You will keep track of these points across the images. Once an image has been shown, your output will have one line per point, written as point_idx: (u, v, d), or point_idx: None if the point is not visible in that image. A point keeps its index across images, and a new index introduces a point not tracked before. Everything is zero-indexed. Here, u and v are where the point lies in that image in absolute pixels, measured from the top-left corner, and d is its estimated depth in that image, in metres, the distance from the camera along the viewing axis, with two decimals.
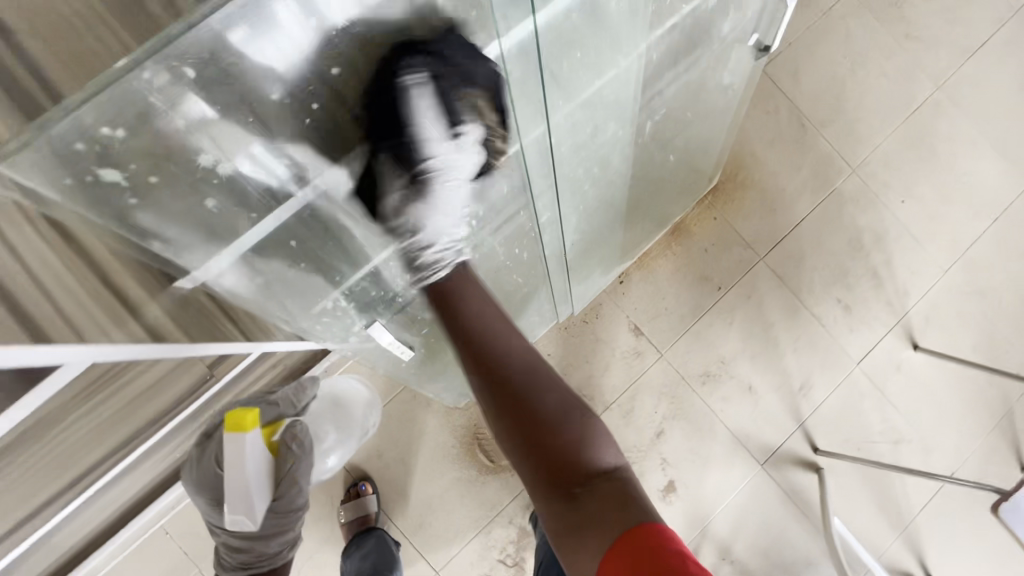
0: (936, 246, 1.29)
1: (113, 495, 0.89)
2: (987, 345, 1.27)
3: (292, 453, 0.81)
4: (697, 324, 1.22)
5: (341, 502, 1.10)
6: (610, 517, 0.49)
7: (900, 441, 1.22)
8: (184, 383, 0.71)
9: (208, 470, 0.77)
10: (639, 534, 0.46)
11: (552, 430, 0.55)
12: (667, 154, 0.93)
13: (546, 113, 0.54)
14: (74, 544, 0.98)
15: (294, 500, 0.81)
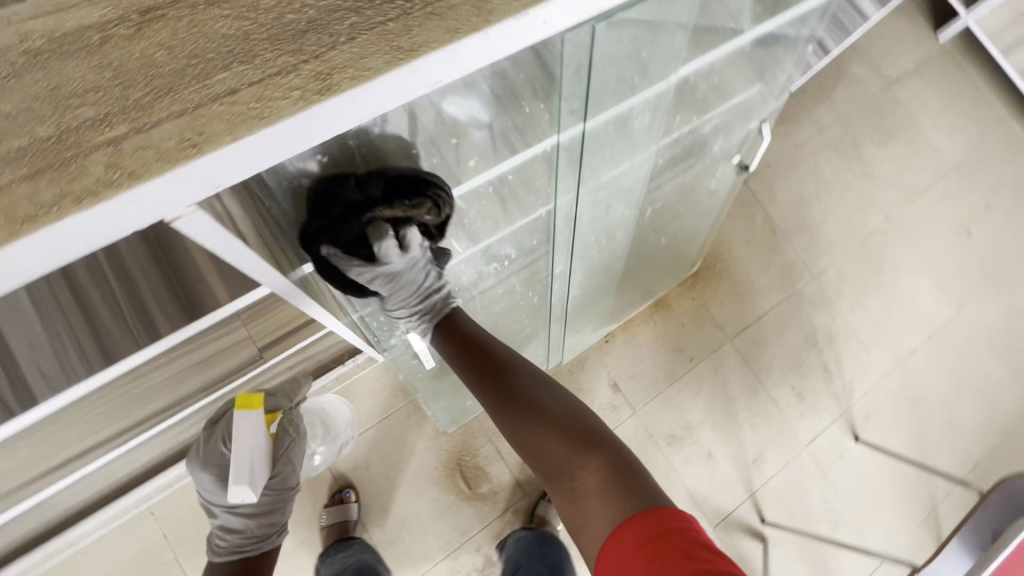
0: (879, 353, 1.49)
1: (127, 462, 0.97)
2: (917, 446, 1.43)
3: (289, 434, 0.87)
4: (669, 389, 1.36)
5: (323, 507, 1.17)
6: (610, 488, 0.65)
7: (838, 523, 1.34)
8: (238, 358, 0.83)
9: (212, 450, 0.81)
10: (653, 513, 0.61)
11: (558, 433, 0.71)
12: (660, 237, 1.12)
13: (577, 186, 0.73)
14: (67, 508, 1.02)
15: (288, 480, 0.87)
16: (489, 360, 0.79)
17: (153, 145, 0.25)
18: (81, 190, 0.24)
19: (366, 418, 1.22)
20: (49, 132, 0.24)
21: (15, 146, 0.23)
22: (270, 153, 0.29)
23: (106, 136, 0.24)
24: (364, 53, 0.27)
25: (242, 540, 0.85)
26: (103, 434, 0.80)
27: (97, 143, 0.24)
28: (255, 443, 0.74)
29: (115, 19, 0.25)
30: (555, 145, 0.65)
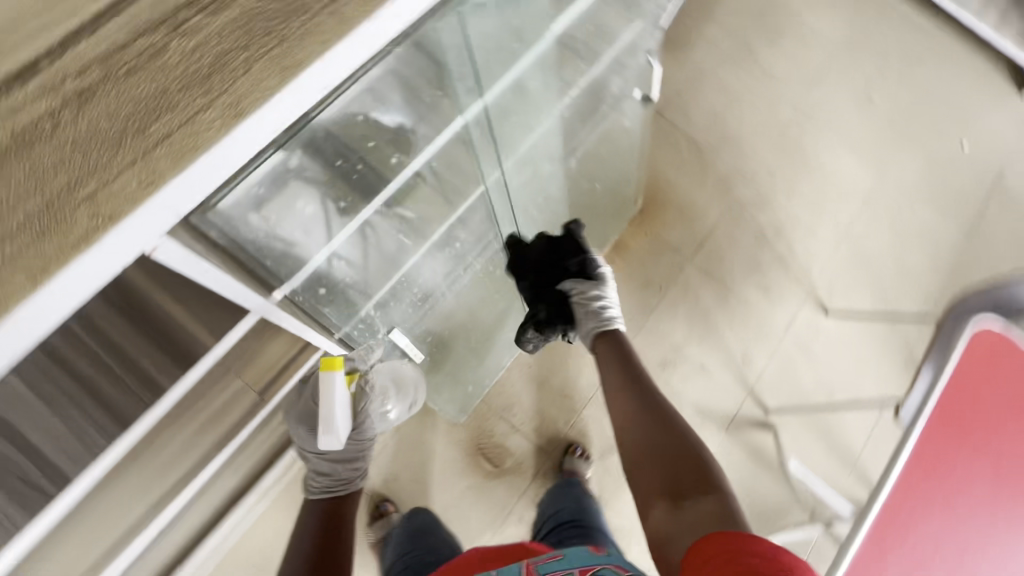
0: (825, 231, 1.60)
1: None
2: (881, 302, 1.55)
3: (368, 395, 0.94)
4: (649, 322, 1.45)
5: (368, 526, 1.22)
6: (700, 490, 0.66)
7: (833, 391, 1.45)
8: (241, 407, 0.91)
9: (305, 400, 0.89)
10: (728, 534, 0.55)
11: (662, 423, 0.76)
12: (595, 183, 1.18)
13: (499, 162, 0.79)
14: None
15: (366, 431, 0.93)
16: (618, 356, 0.87)
17: (119, 193, 0.32)
18: (77, 239, 0.32)
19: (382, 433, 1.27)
20: (34, 203, 0.30)
21: (11, 222, 0.30)
22: (200, 177, 0.37)
23: (82, 195, 0.31)
24: (247, 89, 0.35)
25: (333, 483, 0.89)
26: (134, 510, 0.85)
27: (78, 201, 0.31)
28: (336, 399, 0.85)
29: (43, 88, 0.30)
30: (464, 126, 0.72)
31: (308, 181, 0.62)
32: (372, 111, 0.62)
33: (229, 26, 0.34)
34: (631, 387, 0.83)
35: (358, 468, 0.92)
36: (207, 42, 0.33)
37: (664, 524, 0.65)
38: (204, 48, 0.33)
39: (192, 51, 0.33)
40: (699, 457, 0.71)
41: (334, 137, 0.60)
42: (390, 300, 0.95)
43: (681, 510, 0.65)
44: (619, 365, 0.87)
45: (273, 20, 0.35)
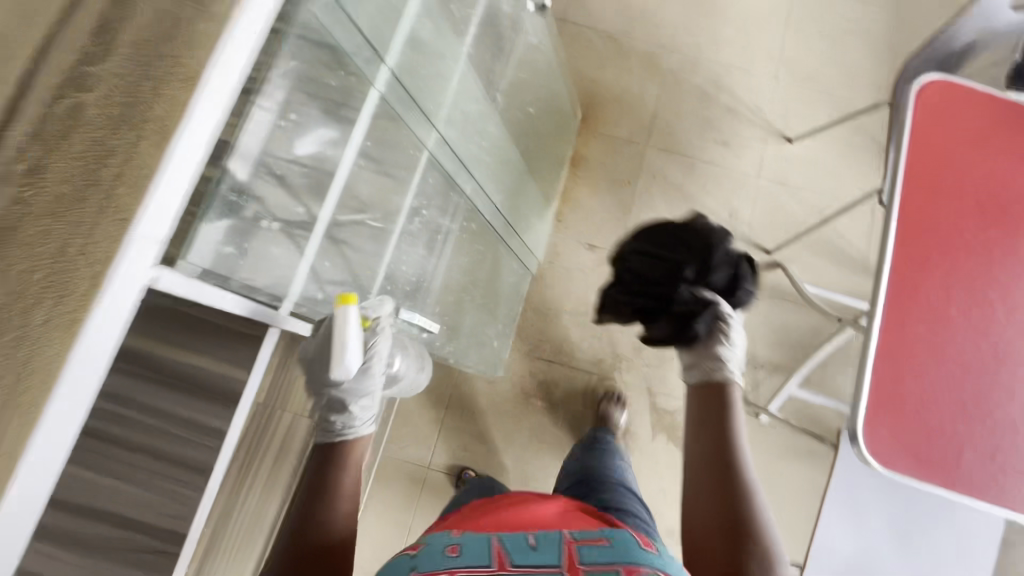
0: (760, 65, 1.60)
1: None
2: (836, 110, 1.57)
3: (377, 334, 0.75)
4: (632, 217, 1.47)
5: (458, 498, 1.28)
6: None
7: (822, 210, 1.49)
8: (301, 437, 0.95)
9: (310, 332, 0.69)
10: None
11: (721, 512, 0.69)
12: (528, 108, 1.18)
13: (429, 119, 0.81)
14: None
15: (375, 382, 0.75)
16: (720, 453, 0.74)
17: (105, 238, 0.28)
18: (79, 300, 0.27)
19: (435, 415, 1.33)
20: (38, 277, 0.27)
21: (31, 310, 0.27)
22: (160, 230, 0.30)
23: (77, 254, 0.27)
24: (157, 117, 0.29)
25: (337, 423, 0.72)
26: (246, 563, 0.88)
27: (76, 261, 0.27)
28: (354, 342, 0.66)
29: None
30: (382, 96, 0.71)
31: (260, 211, 0.57)
32: (292, 104, 0.56)
33: (139, 40, 0.30)
34: (720, 472, 0.72)
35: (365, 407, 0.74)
36: (125, 59, 0.30)
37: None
38: (126, 66, 0.30)
39: (117, 74, 0.29)
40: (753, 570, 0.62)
41: (264, 155, 0.55)
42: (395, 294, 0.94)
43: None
44: (714, 445, 0.76)
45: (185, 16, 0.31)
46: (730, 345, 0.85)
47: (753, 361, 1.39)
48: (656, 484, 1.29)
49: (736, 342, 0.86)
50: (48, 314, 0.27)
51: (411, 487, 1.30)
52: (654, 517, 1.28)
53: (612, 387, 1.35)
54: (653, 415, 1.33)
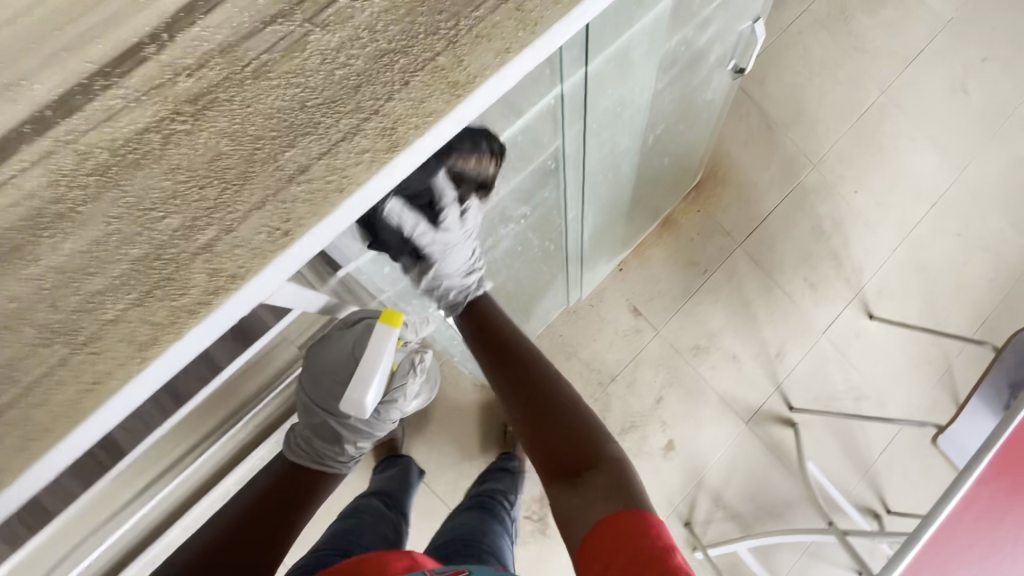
0: (886, 231, 1.50)
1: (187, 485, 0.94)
2: (928, 313, 1.49)
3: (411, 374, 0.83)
4: (687, 304, 1.39)
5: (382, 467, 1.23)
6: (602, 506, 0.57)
7: (861, 396, 1.43)
8: (280, 359, 0.84)
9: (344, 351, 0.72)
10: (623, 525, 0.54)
11: (562, 424, 0.69)
12: (663, 158, 1.08)
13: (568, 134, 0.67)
14: None
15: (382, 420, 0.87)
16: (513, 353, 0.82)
17: (247, 241, 0.28)
18: (192, 304, 0.28)
19: None
20: (132, 255, 0.27)
21: (116, 270, 0.27)
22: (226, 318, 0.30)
23: (200, 244, 0.28)
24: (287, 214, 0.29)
25: (325, 454, 0.88)
26: (171, 455, 0.77)
27: (193, 253, 0.28)
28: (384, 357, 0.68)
29: (78, 91, 0.27)
30: (558, 99, 0.59)
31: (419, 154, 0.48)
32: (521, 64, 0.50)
33: (380, 64, 0.29)
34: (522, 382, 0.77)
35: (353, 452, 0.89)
36: (317, 54, 0.28)
37: (554, 501, 0.62)
38: (303, 69, 0.28)
39: (325, 47, 0.28)
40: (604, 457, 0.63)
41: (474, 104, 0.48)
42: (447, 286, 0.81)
43: (577, 484, 0.61)
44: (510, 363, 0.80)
45: (391, 51, 0.29)
46: (445, 259, 0.70)
47: (717, 498, 1.34)
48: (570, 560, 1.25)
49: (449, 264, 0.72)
50: (153, 308, 0.27)
51: None
52: None
53: None
54: None
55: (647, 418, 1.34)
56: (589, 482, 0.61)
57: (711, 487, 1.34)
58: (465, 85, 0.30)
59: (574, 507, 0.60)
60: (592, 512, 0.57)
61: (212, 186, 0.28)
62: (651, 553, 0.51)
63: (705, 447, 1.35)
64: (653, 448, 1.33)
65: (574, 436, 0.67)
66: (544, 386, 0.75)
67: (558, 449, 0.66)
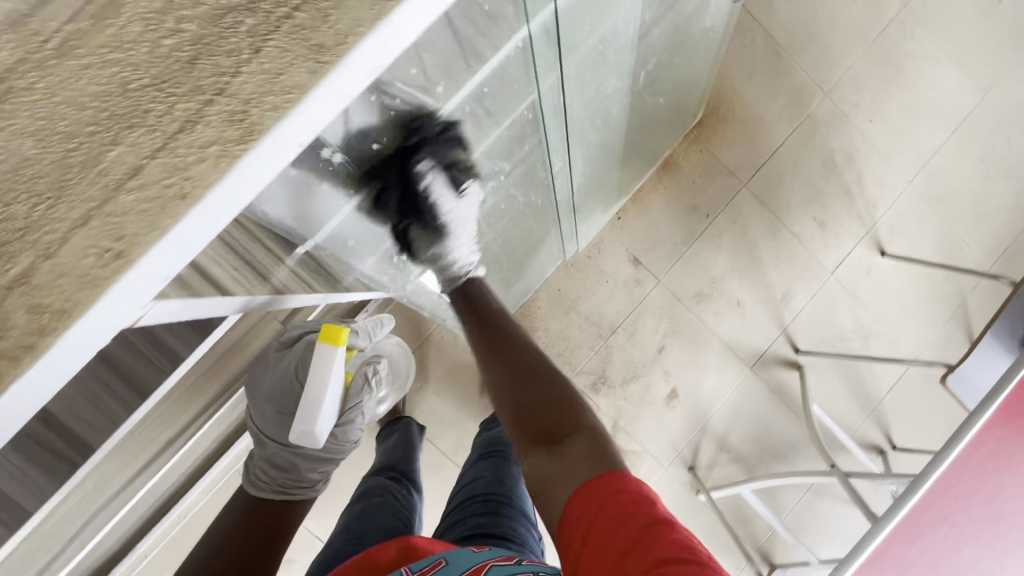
0: (902, 161, 1.41)
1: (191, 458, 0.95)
2: (944, 247, 1.42)
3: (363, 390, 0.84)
4: (689, 251, 1.34)
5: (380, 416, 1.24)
6: (580, 467, 0.51)
7: (869, 336, 1.40)
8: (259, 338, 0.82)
9: (287, 376, 0.76)
10: (603, 482, 0.49)
11: (541, 400, 0.63)
12: (658, 97, 1.00)
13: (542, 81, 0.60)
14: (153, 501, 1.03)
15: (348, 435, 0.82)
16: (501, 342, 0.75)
17: (73, 263, 0.25)
18: (29, 330, 0.26)
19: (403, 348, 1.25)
20: None
21: None
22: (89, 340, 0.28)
23: (16, 273, 0.25)
24: (129, 222, 0.26)
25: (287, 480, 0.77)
26: (168, 435, 0.75)
27: (9, 284, 0.25)
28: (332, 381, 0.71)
29: None
30: (527, 40, 0.53)
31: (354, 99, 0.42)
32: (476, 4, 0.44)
33: (231, 28, 0.26)
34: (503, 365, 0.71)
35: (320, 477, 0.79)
36: (137, 20, 0.25)
37: (530, 474, 0.56)
38: (123, 43, 0.25)
39: (146, 11, 0.25)
40: (583, 426, 0.57)
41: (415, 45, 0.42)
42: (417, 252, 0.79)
43: (555, 451, 0.55)
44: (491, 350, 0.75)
45: (234, 8, 0.26)
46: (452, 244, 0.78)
47: (722, 443, 1.35)
48: None
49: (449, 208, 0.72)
50: (8, 309, 0.25)
51: None
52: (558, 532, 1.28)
53: None
54: None
55: (649, 368, 1.32)
56: (569, 449, 0.54)
57: (715, 433, 1.35)
58: (335, 49, 0.27)
59: (548, 480, 0.53)
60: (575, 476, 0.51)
61: (24, 200, 0.25)
62: (635, 520, 0.45)
63: (708, 394, 1.34)
64: (655, 396, 1.33)
65: (556, 406, 0.61)
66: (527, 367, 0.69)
67: (539, 426, 0.60)
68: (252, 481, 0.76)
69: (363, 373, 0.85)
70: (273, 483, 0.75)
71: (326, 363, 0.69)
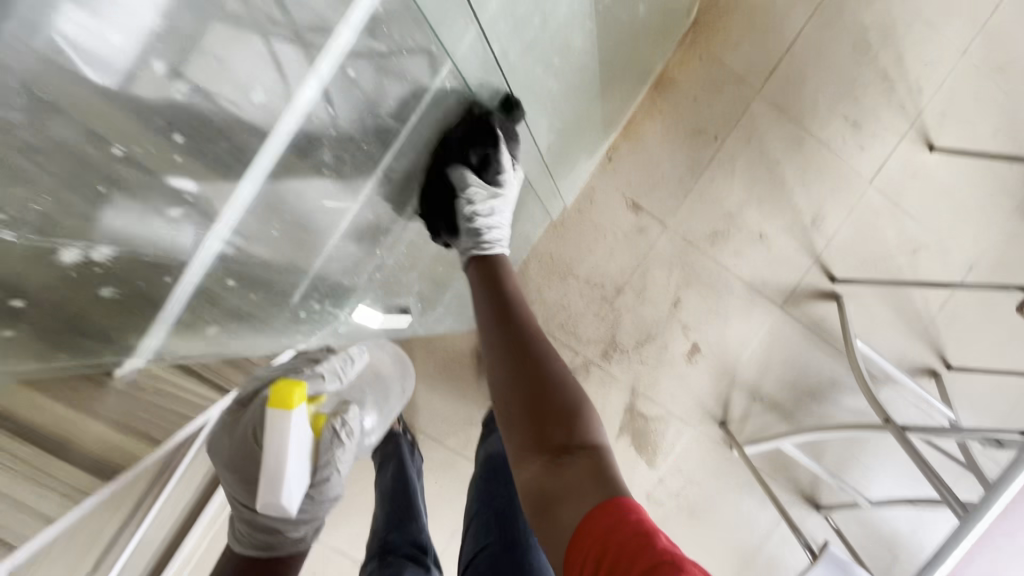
0: (954, 28, 1.14)
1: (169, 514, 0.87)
2: (1008, 128, 1.17)
3: (337, 442, 0.75)
4: (698, 184, 1.14)
5: None
6: (588, 487, 0.47)
7: (917, 249, 1.20)
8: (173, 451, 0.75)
9: (244, 438, 0.70)
10: (604, 507, 0.44)
11: (545, 395, 0.56)
12: (637, 4, 0.76)
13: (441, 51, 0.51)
14: None
15: (328, 488, 0.75)
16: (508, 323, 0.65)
17: None
18: None
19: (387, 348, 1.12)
20: None
21: None
22: None
23: None
24: None
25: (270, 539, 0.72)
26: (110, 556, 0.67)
27: None
28: (289, 447, 0.65)
29: None
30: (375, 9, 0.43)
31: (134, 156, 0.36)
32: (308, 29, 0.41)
33: None
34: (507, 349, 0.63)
35: (304, 529, 0.74)
36: None
37: (533, 487, 0.51)
38: None
39: None
40: (591, 442, 0.52)
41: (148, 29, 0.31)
42: (350, 270, 0.69)
43: (557, 467, 0.50)
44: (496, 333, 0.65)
45: None
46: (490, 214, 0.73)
47: (754, 392, 1.22)
48: None
49: (499, 223, 0.75)
50: None
51: None
52: None
53: (594, 374, 1.17)
54: (626, 414, 1.19)
55: (664, 326, 1.17)
56: (573, 465, 0.49)
57: (746, 383, 1.21)
58: None
59: (553, 498, 0.48)
60: (577, 503, 0.46)
61: None
62: (637, 551, 0.40)
63: (734, 343, 1.19)
64: (675, 355, 1.18)
65: (563, 407, 0.55)
66: (536, 359, 0.60)
67: (540, 428, 0.54)
68: (239, 538, 0.72)
69: (332, 425, 0.76)
70: (262, 539, 0.71)
71: (284, 430, 0.65)
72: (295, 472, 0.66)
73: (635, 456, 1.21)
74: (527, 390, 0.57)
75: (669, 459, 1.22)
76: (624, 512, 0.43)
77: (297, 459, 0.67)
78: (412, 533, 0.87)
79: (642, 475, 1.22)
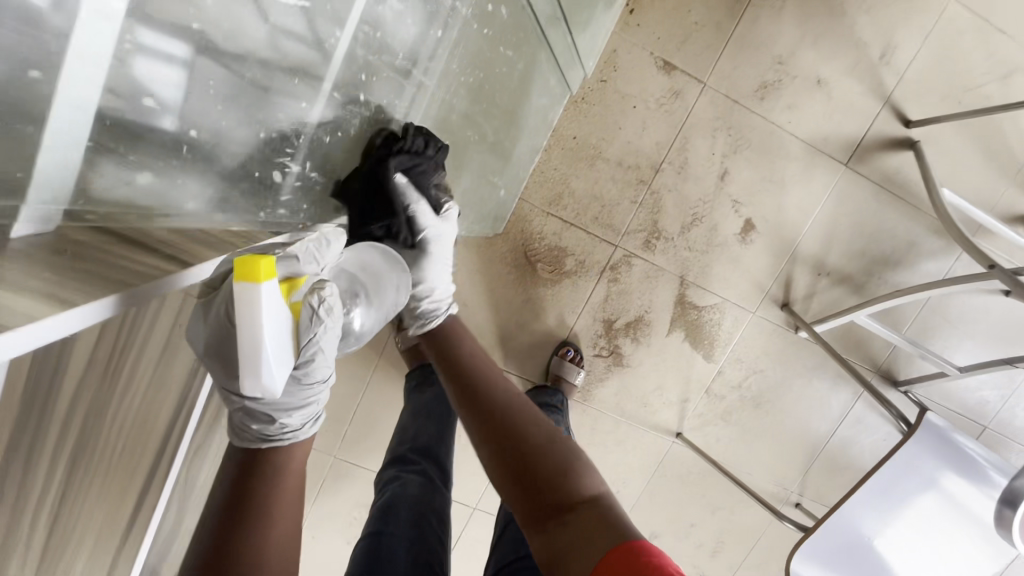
0: None
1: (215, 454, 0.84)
2: None
3: (317, 323, 0.52)
4: (738, 29, 0.96)
5: (395, 332, 1.08)
6: (592, 537, 0.51)
7: (1010, 73, 1.01)
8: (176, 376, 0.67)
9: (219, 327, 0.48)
10: (619, 551, 0.48)
11: (541, 450, 0.61)
12: None
13: None
14: None
15: (318, 374, 0.58)
16: (481, 396, 0.69)
17: None
18: None
19: None
20: None
21: None
22: None
23: None
24: None
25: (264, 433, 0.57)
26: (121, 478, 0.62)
27: None
28: (270, 321, 0.46)
29: None
30: None
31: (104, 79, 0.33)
32: None
33: None
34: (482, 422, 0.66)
35: (301, 418, 0.58)
36: None
37: (541, 547, 0.54)
38: None
39: None
40: (587, 493, 0.56)
41: None
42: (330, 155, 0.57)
43: (562, 520, 0.54)
44: (470, 405, 0.69)
45: None
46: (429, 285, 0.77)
47: (819, 266, 1.09)
48: (655, 378, 1.12)
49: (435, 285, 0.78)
50: None
51: (374, 335, 1.09)
52: (642, 411, 1.14)
53: (637, 267, 1.06)
54: (677, 307, 1.09)
55: (712, 204, 1.03)
56: (576, 519, 0.53)
57: (810, 257, 1.08)
58: None
59: (564, 551, 0.51)
60: (587, 550, 0.50)
61: None
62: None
63: (794, 214, 1.05)
64: (727, 236, 1.05)
65: (559, 467, 0.59)
66: (522, 425, 0.64)
67: (536, 487, 0.58)
68: (242, 431, 0.57)
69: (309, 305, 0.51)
70: (261, 429, 0.56)
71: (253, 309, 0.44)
72: (274, 353, 0.47)
73: (690, 351, 1.12)
74: (518, 449, 0.62)
75: (728, 351, 1.12)
76: (637, 551, 0.47)
77: (274, 327, 0.47)
78: (440, 456, 0.81)
79: (699, 370, 1.13)
